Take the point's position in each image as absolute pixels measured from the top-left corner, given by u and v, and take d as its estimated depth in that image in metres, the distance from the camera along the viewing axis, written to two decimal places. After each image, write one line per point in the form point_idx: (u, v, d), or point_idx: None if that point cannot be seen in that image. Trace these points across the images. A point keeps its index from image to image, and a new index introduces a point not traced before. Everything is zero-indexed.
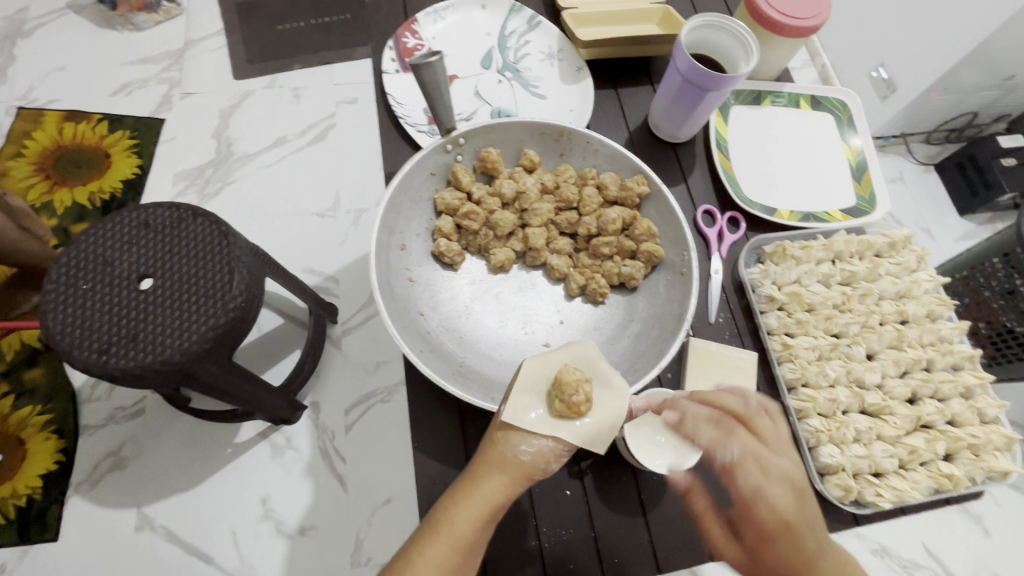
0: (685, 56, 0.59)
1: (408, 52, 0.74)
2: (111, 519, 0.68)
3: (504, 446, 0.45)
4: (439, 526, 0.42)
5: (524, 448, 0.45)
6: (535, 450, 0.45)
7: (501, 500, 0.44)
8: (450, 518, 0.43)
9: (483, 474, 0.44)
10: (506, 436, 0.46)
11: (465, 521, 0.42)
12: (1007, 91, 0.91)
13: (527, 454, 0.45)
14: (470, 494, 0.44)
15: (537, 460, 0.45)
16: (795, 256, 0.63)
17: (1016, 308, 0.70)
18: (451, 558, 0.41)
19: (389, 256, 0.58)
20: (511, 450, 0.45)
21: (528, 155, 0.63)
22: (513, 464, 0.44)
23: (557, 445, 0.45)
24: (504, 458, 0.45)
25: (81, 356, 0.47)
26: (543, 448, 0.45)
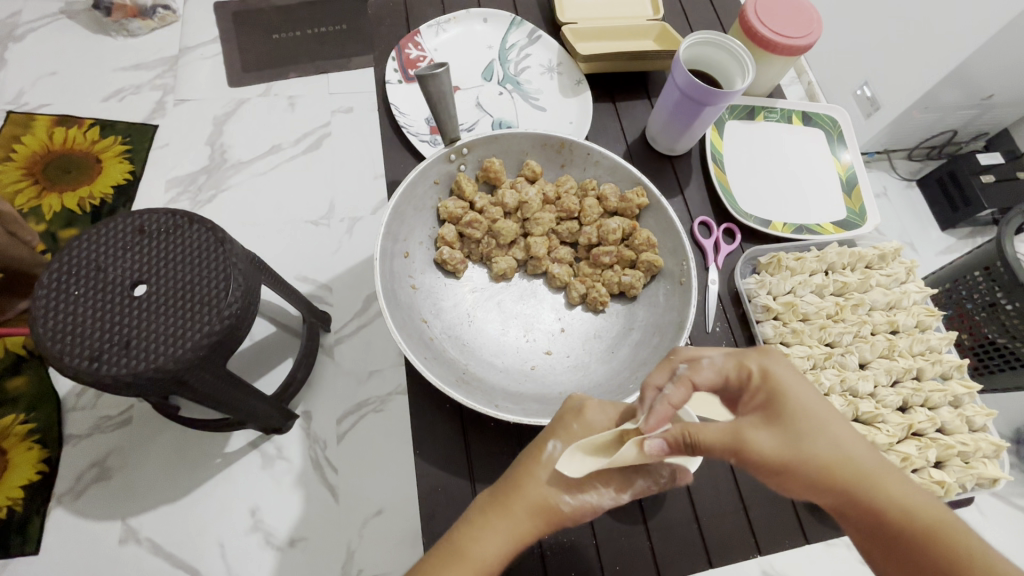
0: (684, 72, 0.61)
1: (411, 63, 0.74)
2: (94, 531, 0.67)
3: (549, 490, 0.44)
4: (468, 552, 0.42)
5: (568, 500, 0.44)
6: (579, 504, 0.44)
7: (528, 535, 0.44)
8: (479, 546, 0.42)
9: (518, 505, 0.44)
10: (553, 481, 0.45)
11: (493, 552, 0.42)
12: (985, 111, 0.95)
13: (569, 505, 0.44)
14: (502, 525, 0.43)
15: (574, 513, 0.44)
16: (790, 267, 0.65)
17: (997, 321, 0.72)
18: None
19: (393, 263, 0.58)
20: (556, 500, 0.44)
21: (530, 165, 0.64)
22: (551, 510, 0.44)
23: (599, 501, 0.45)
24: (542, 498, 0.44)
25: (71, 363, 0.47)
26: (588, 503, 0.45)
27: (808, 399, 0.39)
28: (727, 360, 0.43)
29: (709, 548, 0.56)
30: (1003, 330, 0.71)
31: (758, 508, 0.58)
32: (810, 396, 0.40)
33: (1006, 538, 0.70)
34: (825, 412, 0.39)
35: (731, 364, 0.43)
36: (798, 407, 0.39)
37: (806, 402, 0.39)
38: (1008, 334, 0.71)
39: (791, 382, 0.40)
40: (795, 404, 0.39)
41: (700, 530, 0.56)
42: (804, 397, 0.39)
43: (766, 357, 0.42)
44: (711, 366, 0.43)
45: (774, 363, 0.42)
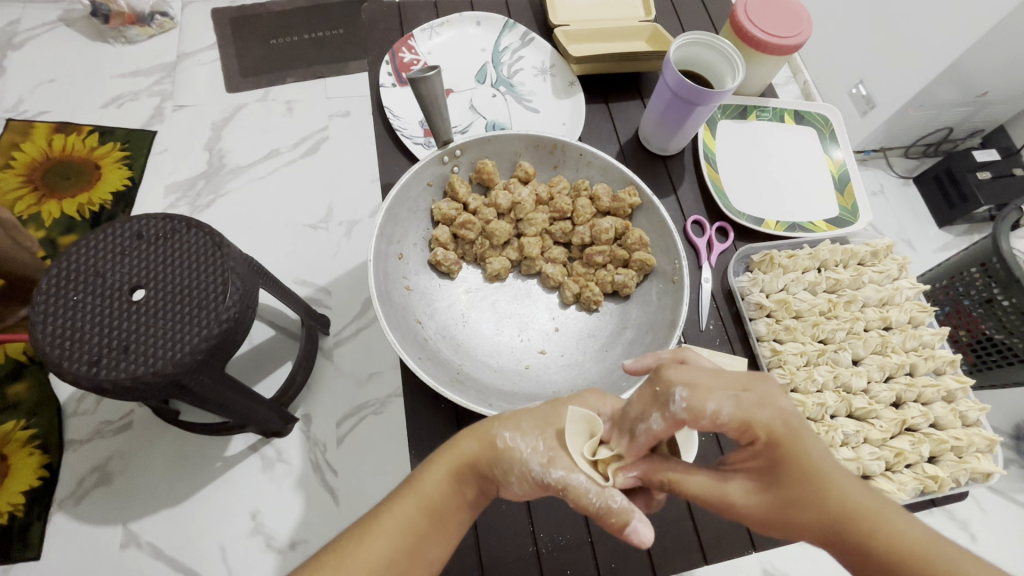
0: (674, 72, 0.61)
1: (405, 66, 0.75)
2: (95, 536, 0.67)
3: (491, 425, 0.46)
4: (411, 486, 0.45)
5: (505, 436, 0.45)
6: (513, 444, 0.44)
7: (466, 468, 0.45)
8: (422, 479, 0.45)
9: (460, 437, 0.46)
10: (498, 418, 0.46)
11: (431, 482, 0.44)
12: (980, 108, 0.95)
13: (505, 441, 0.45)
14: (442, 456, 0.45)
15: (507, 454, 0.44)
16: (782, 265, 0.65)
17: (994, 317, 0.72)
18: (413, 516, 0.44)
19: (387, 264, 0.58)
20: (490, 431, 0.45)
21: (523, 167, 0.64)
22: (486, 445, 0.45)
23: (530, 457, 0.44)
24: (481, 433, 0.46)
25: (70, 368, 0.47)
26: (520, 451, 0.44)
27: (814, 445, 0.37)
28: (747, 394, 0.38)
29: (705, 545, 0.56)
30: (1001, 326, 0.71)
31: None
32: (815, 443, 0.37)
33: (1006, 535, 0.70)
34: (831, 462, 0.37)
35: (746, 395, 0.38)
36: (806, 457, 0.37)
37: (815, 448, 0.37)
38: (1006, 330, 0.71)
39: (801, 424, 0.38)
40: (800, 453, 0.37)
41: (696, 528, 0.56)
42: (813, 444, 0.37)
43: (768, 386, 0.39)
44: (727, 403, 0.37)
45: (778, 393, 0.38)
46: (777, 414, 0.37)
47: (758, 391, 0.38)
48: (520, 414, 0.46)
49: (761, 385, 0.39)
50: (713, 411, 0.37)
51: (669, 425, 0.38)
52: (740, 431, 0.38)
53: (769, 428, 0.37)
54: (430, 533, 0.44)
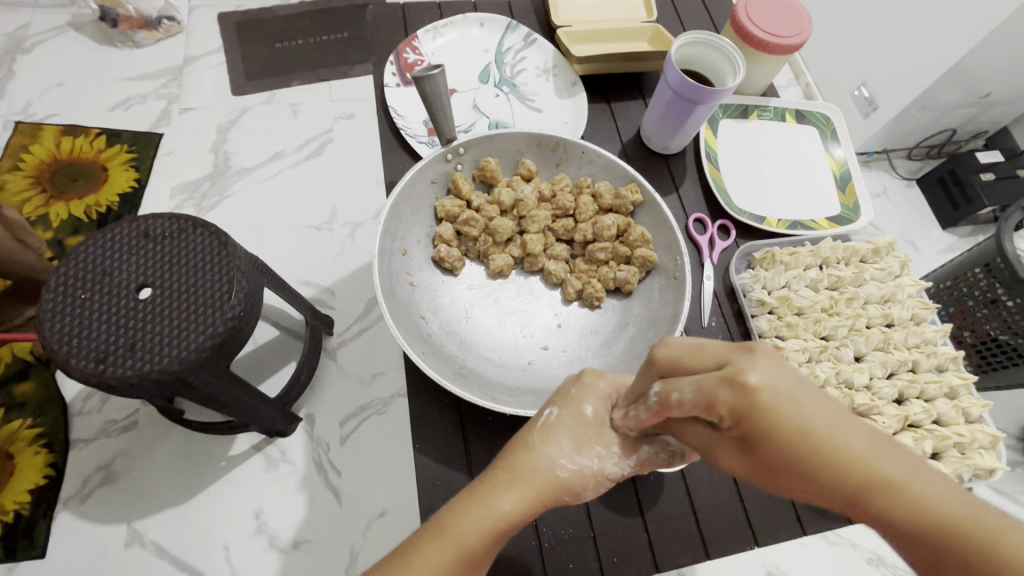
0: (676, 71, 0.61)
1: (409, 67, 0.75)
2: (100, 535, 0.67)
3: (542, 457, 0.41)
4: (446, 531, 0.38)
5: (564, 464, 0.41)
6: (577, 468, 0.42)
7: (517, 517, 0.39)
8: (459, 524, 0.38)
9: (506, 480, 0.40)
10: (545, 444, 0.42)
11: (474, 530, 0.38)
12: (984, 110, 0.95)
13: (564, 470, 0.41)
14: (484, 505, 0.39)
15: (576, 479, 0.41)
16: (784, 262, 0.65)
17: (999, 317, 0.72)
18: (453, 568, 0.37)
19: (391, 260, 0.59)
20: (548, 467, 0.41)
21: (526, 165, 0.64)
22: (546, 481, 0.40)
23: (601, 466, 0.42)
24: (535, 468, 0.41)
25: (78, 366, 0.47)
26: (588, 467, 0.42)
27: (794, 405, 0.32)
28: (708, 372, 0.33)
29: (706, 539, 0.56)
30: (1005, 327, 0.71)
31: (757, 501, 0.58)
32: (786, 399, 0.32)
33: None
34: (824, 420, 0.31)
35: (711, 376, 0.33)
36: (779, 424, 0.31)
37: (796, 417, 0.31)
38: (1010, 331, 0.71)
39: (781, 394, 0.32)
40: (776, 425, 0.31)
41: (698, 521, 0.56)
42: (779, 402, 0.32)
43: (751, 360, 0.32)
44: (687, 390, 0.34)
45: (761, 369, 0.32)
46: (746, 393, 0.32)
47: (731, 369, 0.33)
48: (571, 435, 0.43)
49: (741, 358, 0.33)
50: (678, 401, 0.35)
51: (652, 416, 0.38)
52: (706, 412, 0.34)
53: (736, 406, 0.32)
54: None
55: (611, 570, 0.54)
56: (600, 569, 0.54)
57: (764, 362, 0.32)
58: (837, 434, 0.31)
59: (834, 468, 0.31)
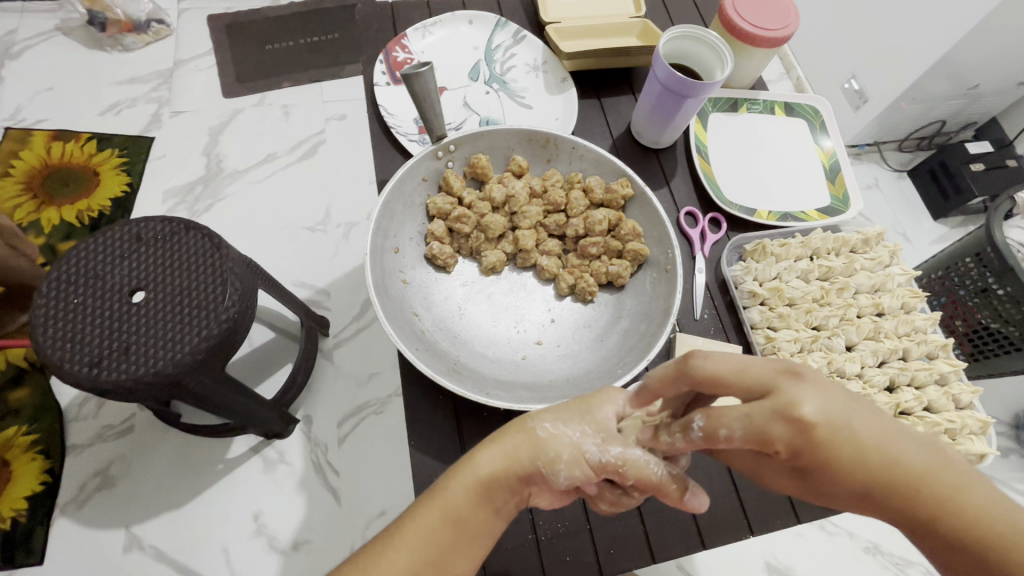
0: (665, 65, 0.61)
1: (398, 65, 0.75)
2: (98, 540, 0.67)
3: (527, 420, 0.44)
4: (434, 494, 0.43)
5: (547, 427, 0.43)
6: (555, 433, 0.42)
7: (495, 476, 0.42)
8: (445, 486, 0.43)
9: (485, 444, 0.43)
10: (530, 411, 0.44)
11: (452, 486, 0.42)
12: (973, 101, 0.96)
13: (545, 433, 0.43)
14: (465, 468, 0.43)
15: (550, 443, 0.42)
16: (775, 253, 0.65)
17: (990, 306, 0.72)
18: (439, 525, 0.42)
19: (383, 258, 0.59)
20: (526, 428, 0.43)
21: (516, 161, 0.65)
22: (522, 441, 0.42)
23: (582, 441, 0.42)
24: (515, 432, 0.43)
25: (72, 370, 0.47)
26: (568, 436, 0.42)
27: (857, 426, 0.33)
28: (760, 407, 0.33)
29: (702, 529, 0.56)
30: (997, 315, 0.71)
31: (751, 492, 0.58)
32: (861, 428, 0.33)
33: None
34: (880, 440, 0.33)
35: (762, 409, 0.33)
36: (840, 454, 0.33)
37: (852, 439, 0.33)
38: (1002, 319, 0.71)
39: (840, 421, 0.33)
40: (834, 455, 0.32)
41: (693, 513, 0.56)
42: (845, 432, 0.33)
43: (802, 392, 0.33)
44: (737, 427, 0.33)
45: (812, 399, 0.32)
46: (804, 430, 0.32)
47: (780, 404, 0.32)
48: (561, 409, 0.44)
49: (789, 385, 0.33)
50: (726, 438, 0.34)
51: (692, 447, 0.37)
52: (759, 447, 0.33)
53: (791, 443, 0.33)
54: (460, 543, 0.42)
55: (609, 563, 0.54)
56: (598, 564, 0.54)
57: (813, 394, 0.33)
58: (896, 447, 0.33)
59: (883, 485, 0.33)
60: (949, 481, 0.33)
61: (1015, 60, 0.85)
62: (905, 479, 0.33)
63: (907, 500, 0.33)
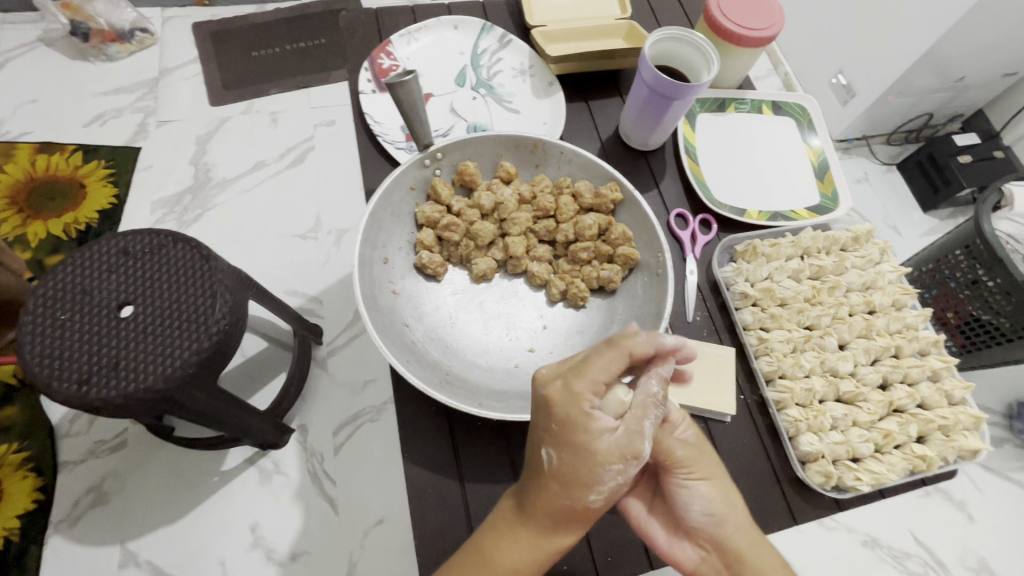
0: (651, 69, 0.61)
1: (384, 72, 0.75)
2: (93, 557, 0.66)
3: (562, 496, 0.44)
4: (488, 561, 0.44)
5: (546, 455, 0.44)
6: (584, 506, 0.44)
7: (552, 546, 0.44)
8: (501, 557, 0.44)
9: (534, 521, 0.44)
10: (552, 486, 0.44)
11: (514, 564, 0.44)
12: (959, 93, 0.96)
13: (589, 502, 0.44)
14: (525, 541, 0.44)
15: (583, 513, 0.44)
16: (766, 254, 0.66)
17: (980, 297, 0.73)
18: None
19: (372, 269, 0.58)
20: (562, 504, 0.44)
21: (504, 167, 0.64)
22: (564, 517, 0.44)
23: (593, 501, 0.44)
24: (554, 506, 0.44)
25: (60, 388, 0.47)
26: (591, 500, 0.43)
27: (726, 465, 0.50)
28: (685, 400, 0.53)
29: None
30: (988, 307, 0.72)
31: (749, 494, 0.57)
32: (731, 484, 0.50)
33: (1008, 513, 0.78)
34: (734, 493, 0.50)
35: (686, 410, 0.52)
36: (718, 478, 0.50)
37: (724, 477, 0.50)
38: (992, 311, 0.72)
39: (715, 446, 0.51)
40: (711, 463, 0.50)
41: None
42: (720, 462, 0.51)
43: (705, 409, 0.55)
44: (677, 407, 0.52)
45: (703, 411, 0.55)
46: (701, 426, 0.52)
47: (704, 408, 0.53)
48: (565, 478, 0.43)
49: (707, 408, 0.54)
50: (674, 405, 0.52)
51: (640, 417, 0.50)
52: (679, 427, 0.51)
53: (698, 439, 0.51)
54: None
55: (606, 570, 0.54)
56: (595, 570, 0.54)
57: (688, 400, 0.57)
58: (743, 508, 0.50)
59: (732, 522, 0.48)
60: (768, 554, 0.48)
61: (1000, 50, 0.86)
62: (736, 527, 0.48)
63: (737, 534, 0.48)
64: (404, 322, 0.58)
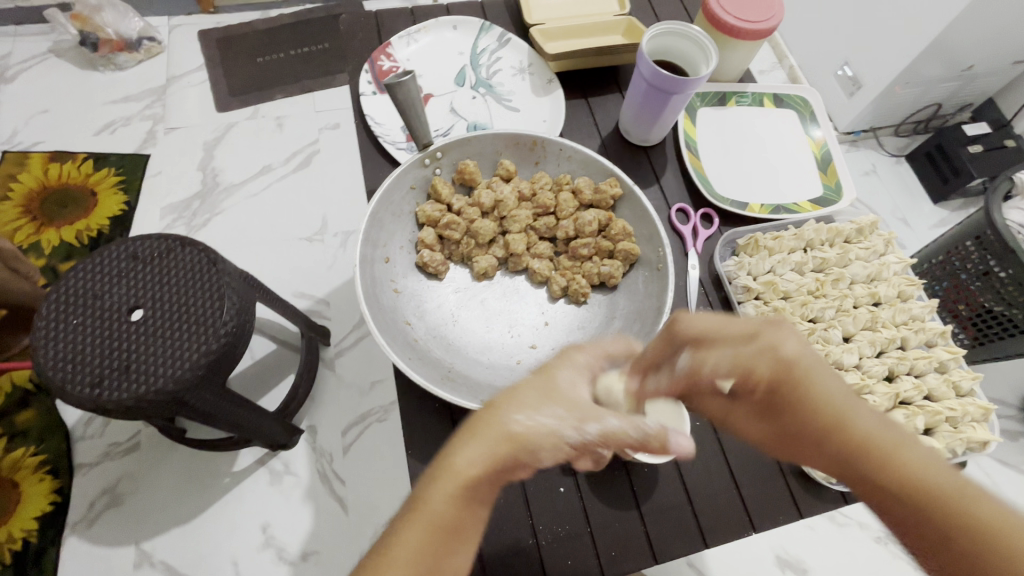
0: (648, 63, 0.61)
1: (384, 74, 0.75)
2: (108, 557, 0.67)
3: (496, 410, 0.34)
4: (413, 506, 0.33)
5: (522, 419, 0.34)
6: (535, 424, 0.34)
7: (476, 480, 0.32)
8: (425, 495, 0.33)
9: (458, 440, 0.34)
10: (499, 399, 0.35)
11: (440, 501, 0.32)
12: (968, 82, 0.95)
13: (523, 425, 0.34)
14: (442, 475, 0.33)
15: (535, 436, 0.33)
16: (768, 247, 0.65)
17: (992, 289, 0.72)
18: (430, 546, 0.32)
19: (374, 268, 0.59)
20: (513, 424, 0.34)
21: (504, 165, 0.65)
22: (505, 436, 0.33)
23: (564, 425, 0.34)
24: (493, 424, 0.34)
25: (74, 391, 0.48)
26: (547, 424, 0.34)
27: (815, 375, 0.35)
28: (745, 345, 0.36)
29: (704, 529, 0.55)
30: (999, 298, 0.71)
31: (754, 487, 0.58)
32: (826, 379, 0.35)
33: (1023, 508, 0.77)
34: (830, 386, 0.35)
35: (746, 346, 0.36)
36: (798, 388, 0.35)
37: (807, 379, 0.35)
38: (1005, 302, 0.70)
39: (808, 365, 0.35)
40: (785, 388, 0.35)
41: (694, 512, 0.56)
42: (809, 371, 0.35)
43: (780, 333, 0.36)
44: (721, 363, 0.36)
45: (787, 339, 0.36)
46: (772, 362, 0.35)
47: (766, 341, 0.36)
48: (524, 389, 0.36)
49: (769, 331, 0.36)
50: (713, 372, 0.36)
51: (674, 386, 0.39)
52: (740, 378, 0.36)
53: (760, 372, 0.36)
54: (451, 562, 0.32)
55: (610, 566, 0.54)
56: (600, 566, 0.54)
57: (790, 338, 0.36)
58: (842, 405, 0.35)
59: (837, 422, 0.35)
60: (880, 439, 0.34)
61: (1008, 38, 0.84)
62: (848, 428, 0.34)
63: (843, 453, 0.34)
64: (405, 317, 0.59)
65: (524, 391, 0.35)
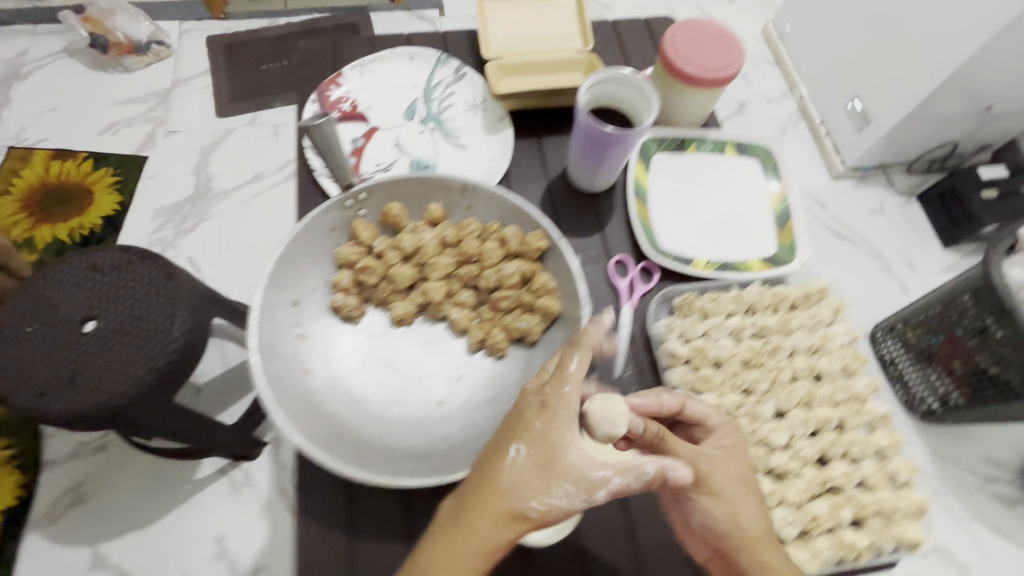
0: (585, 117, 0.68)
1: (333, 102, 0.82)
2: (66, 556, 0.68)
3: (513, 496, 0.46)
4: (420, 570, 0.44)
5: (535, 505, 0.46)
6: (547, 508, 0.46)
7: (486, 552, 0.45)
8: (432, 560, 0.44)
9: (477, 517, 0.45)
10: (514, 488, 0.46)
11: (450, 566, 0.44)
12: (987, 122, 0.90)
13: (537, 510, 0.46)
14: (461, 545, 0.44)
15: (545, 517, 0.46)
16: (704, 310, 0.71)
17: (988, 348, 0.67)
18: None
19: (277, 314, 0.64)
20: (525, 505, 0.45)
21: (431, 210, 0.71)
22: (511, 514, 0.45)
23: (570, 502, 0.46)
24: (503, 503, 0.46)
25: (19, 400, 0.48)
26: (558, 505, 0.46)
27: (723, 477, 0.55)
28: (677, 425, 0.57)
29: None
30: (996, 359, 0.67)
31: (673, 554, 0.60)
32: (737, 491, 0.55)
33: None
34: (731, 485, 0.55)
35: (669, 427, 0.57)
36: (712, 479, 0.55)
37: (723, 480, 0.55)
38: (1002, 364, 0.66)
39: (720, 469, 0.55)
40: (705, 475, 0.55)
41: None
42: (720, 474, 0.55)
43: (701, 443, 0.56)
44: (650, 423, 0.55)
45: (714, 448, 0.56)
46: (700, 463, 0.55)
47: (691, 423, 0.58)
48: (538, 471, 0.46)
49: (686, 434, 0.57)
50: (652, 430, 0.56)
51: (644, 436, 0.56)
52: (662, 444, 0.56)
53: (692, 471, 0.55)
54: None
55: None
56: None
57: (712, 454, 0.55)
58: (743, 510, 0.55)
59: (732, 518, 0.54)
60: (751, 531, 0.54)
61: None
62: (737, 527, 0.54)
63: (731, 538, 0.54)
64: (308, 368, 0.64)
65: (544, 479, 0.46)
